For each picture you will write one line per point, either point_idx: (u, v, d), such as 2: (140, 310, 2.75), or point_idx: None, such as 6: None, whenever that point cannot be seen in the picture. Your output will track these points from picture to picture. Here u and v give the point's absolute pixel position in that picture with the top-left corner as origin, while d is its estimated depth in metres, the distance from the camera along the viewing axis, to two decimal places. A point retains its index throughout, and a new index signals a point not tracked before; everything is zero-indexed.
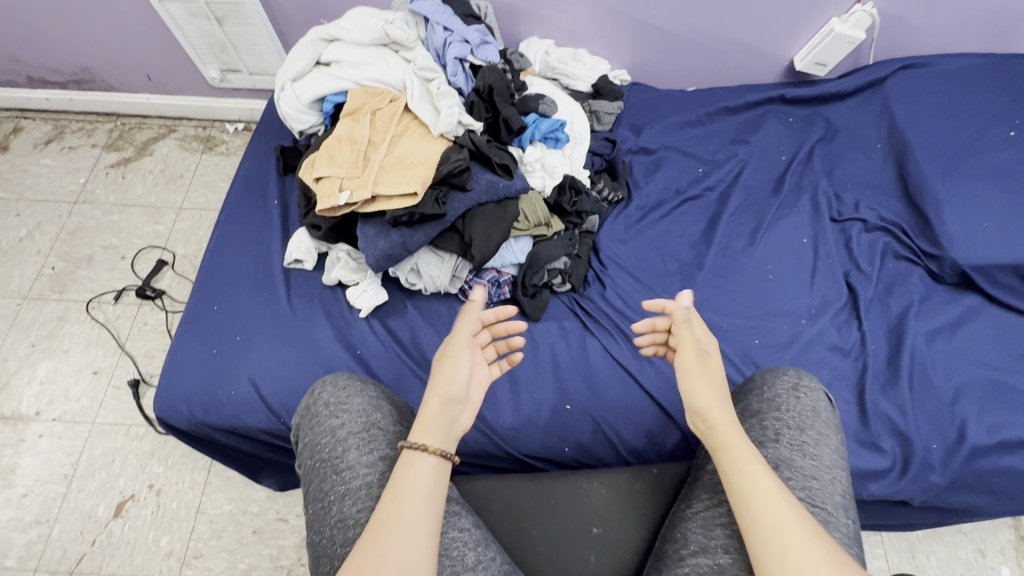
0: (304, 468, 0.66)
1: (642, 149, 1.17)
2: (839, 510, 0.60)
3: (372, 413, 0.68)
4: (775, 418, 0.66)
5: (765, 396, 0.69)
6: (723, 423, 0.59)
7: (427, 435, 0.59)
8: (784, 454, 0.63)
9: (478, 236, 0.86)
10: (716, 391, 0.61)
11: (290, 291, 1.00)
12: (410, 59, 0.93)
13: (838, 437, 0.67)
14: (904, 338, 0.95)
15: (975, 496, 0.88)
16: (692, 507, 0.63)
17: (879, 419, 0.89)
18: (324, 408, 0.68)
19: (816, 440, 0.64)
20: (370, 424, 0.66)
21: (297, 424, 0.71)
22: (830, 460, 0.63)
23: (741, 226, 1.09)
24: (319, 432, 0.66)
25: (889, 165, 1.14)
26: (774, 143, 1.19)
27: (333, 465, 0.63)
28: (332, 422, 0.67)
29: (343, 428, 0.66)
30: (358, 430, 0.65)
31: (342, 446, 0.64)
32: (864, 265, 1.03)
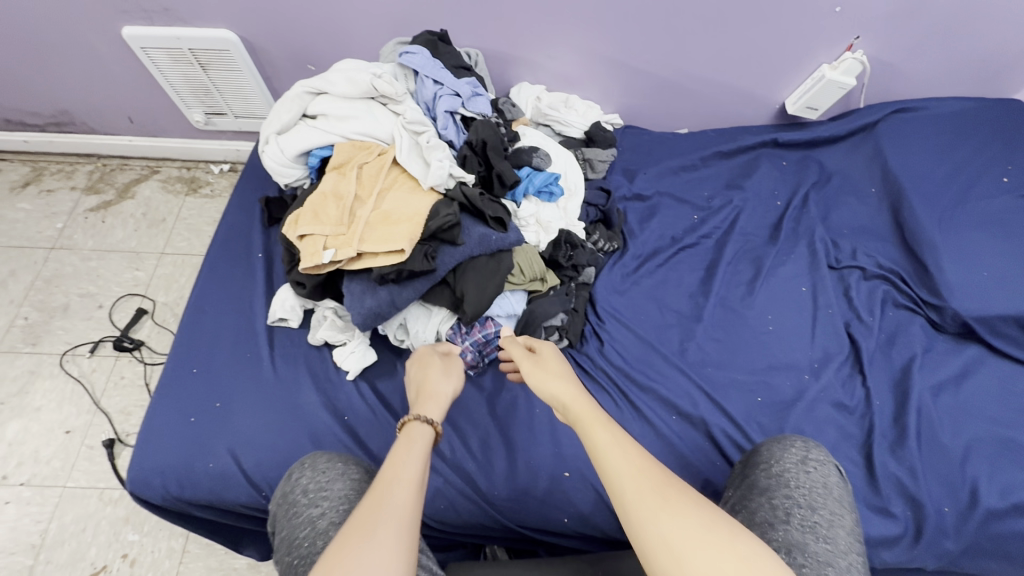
0: (281, 568, 0.59)
1: (637, 195, 1.16)
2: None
3: (354, 499, 0.63)
4: (784, 496, 0.66)
5: (774, 470, 0.70)
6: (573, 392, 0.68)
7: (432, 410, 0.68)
8: (797, 537, 0.61)
9: (470, 290, 0.83)
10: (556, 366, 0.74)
11: (274, 352, 0.95)
12: (398, 112, 0.90)
13: (851, 518, 0.66)
14: (910, 393, 0.92)
15: (990, 561, 0.85)
16: None
17: (888, 481, 0.86)
18: (302, 496, 0.64)
19: (829, 522, 0.63)
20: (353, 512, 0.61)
21: (273, 515, 0.66)
22: (845, 544, 0.62)
23: (739, 274, 1.07)
24: (297, 525, 0.61)
25: (884, 210, 1.14)
26: (769, 187, 1.18)
27: (313, 563, 0.57)
28: (311, 513, 0.61)
29: (323, 518, 0.60)
30: (340, 520, 0.60)
31: (322, 540, 0.58)
32: (865, 315, 1.02)
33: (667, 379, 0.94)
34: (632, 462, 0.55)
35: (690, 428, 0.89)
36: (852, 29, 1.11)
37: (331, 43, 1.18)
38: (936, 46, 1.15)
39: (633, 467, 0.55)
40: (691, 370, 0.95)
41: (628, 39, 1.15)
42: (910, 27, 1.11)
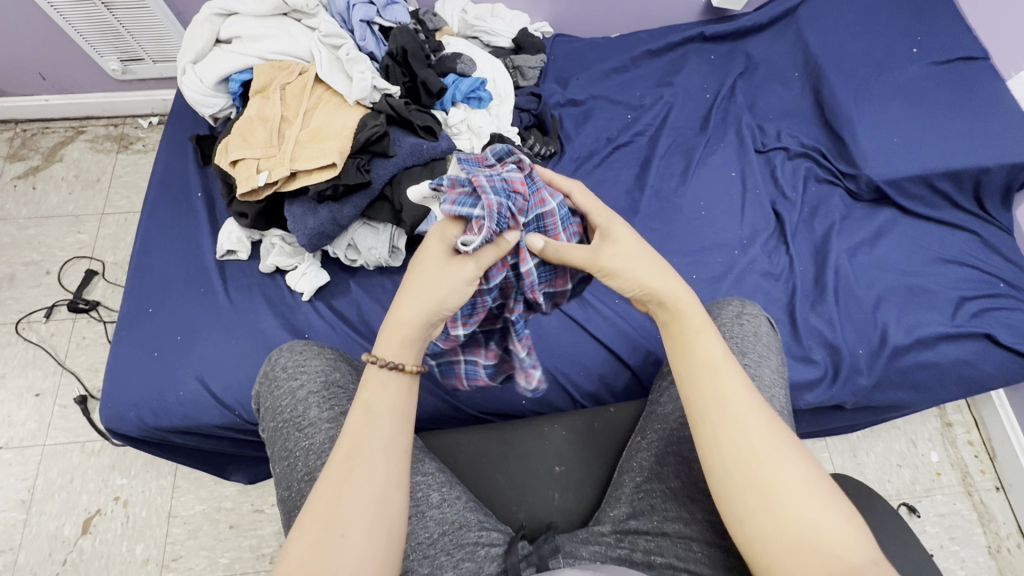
0: (268, 431, 0.66)
1: (570, 100, 1.18)
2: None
3: (330, 373, 0.68)
4: None
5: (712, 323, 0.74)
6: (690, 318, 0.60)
7: (400, 352, 0.57)
8: None
9: (408, 202, 0.84)
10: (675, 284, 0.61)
11: (227, 284, 0.97)
12: (313, 26, 0.90)
13: (778, 358, 0.73)
14: (828, 257, 1.01)
15: (901, 392, 0.96)
16: (647, 438, 0.65)
17: (809, 333, 0.95)
18: (282, 372, 0.68)
19: (756, 363, 0.70)
20: (329, 383, 0.67)
21: (257, 391, 0.70)
22: (770, 379, 0.69)
23: (672, 166, 1.12)
24: (279, 395, 0.67)
25: (806, 93, 1.19)
26: (698, 82, 1.21)
27: (295, 423, 0.64)
28: (291, 384, 0.67)
29: (303, 389, 0.66)
30: (318, 389, 0.66)
31: (302, 405, 0.65)
32: (788, 191, 1.08)
33: None
34: (740, 399, 0.54)
35: (632, 310, 0.96)
36: None
37: None
38: None
39: (743, 405, 0.54)
40: None
41: None
42: None
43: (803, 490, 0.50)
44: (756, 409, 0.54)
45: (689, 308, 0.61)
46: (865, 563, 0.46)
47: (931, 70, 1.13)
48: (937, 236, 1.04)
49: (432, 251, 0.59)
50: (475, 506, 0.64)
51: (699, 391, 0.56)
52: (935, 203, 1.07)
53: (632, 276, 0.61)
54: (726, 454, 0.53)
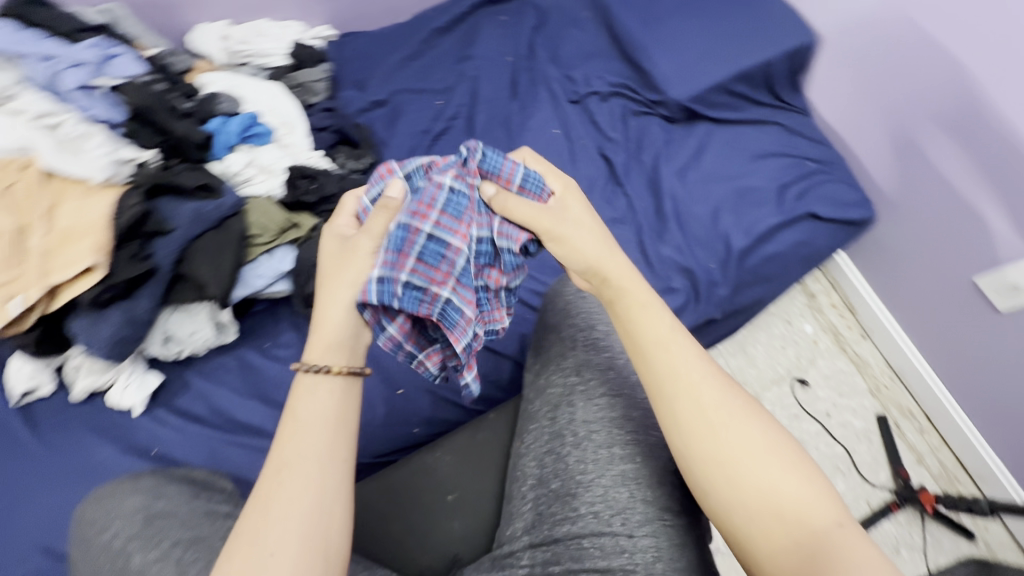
0: None
1: (373, 102, 1.10)
2: (637, 389, 0.65)
3: (150, 504, 0.62)
4: (568, 325, 0.70)
5: (560, 303, 0.73)
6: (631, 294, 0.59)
7: (328, 355, 0.53)
8: (582, 357, 0.67)
9: (207, 274, 0.74)
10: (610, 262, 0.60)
11: (36, 427, 0.82)
12: (17, 109, 0.74)
13: None
14: (661, 186, 1.04)
15: (757, 288, 1.03)
16: (525, 442, 0.66)
17: (664, 264, 0.98)
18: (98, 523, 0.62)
19: (606, 332, 0.69)
20: (149, 516, 0.60)
21: (72, 562, 0.62)
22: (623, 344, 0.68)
23: (496, 141, 1.08)
24: (95, 553, 0.59)
25: (600, 32, 1.19)
26: (496, 47, 1.18)
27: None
28: (107, 535, 0.60)
29: (118, 534, 0.59)
30: (134, 530, 0.59)
31: (121, 556, 0.57)
32: (611, 133, 1.09)
33: None
34: (697, 375, 0.54)
35: None
36: None
37: None
38: None
39: (697, 380, 0.54)
40: None
41: None
42: None
43: (766, 459, 0.50)
44: (713, 384, 0.54)
45: (631, 282, 0.59)
46: (828, 527, 0.46)
47: None
48: (750, 135, 1.10)
49: (331, 249, 0.57)
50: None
51: (653, 369, 0.55)
52: (739, 105, 1.13)
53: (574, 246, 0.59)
54: (695, 433, 0.51)
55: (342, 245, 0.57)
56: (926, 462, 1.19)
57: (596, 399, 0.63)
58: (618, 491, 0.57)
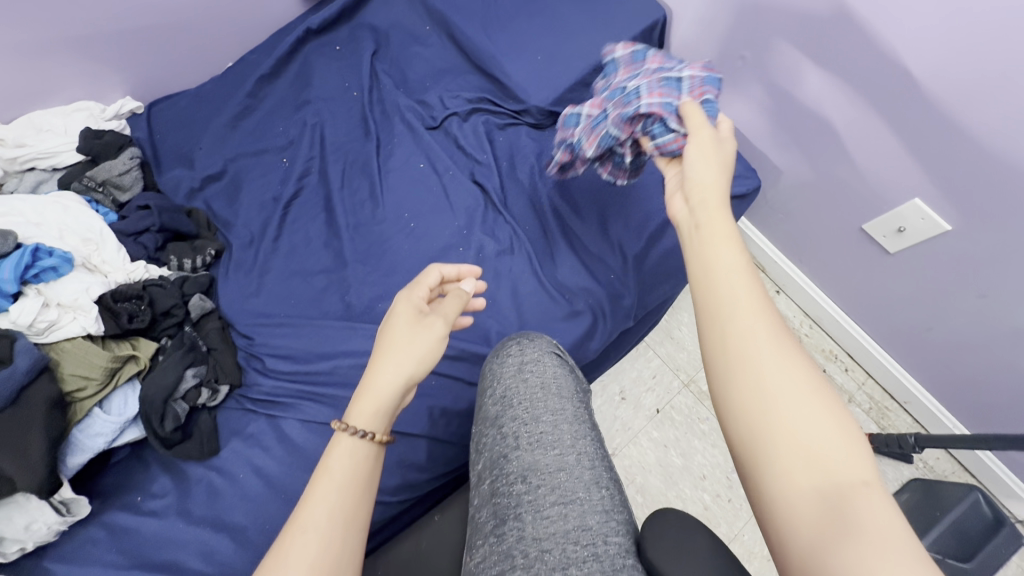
0: None
1: (207, 177, 0.96)
2: (591, 488, 0.58)
3: None
4: (510, 419, 0.63)
5: (498, 392, 0.67)
6: (709, 212, 0.55)
7: (372, 421, 0.55)
8: (528, 459, 0.60)
9: (12, 464, 0.60)
10: (705, 193, 0.58)
11: None
12: None
13: (575, 397, 0.67)
14: (543, 202, 0.97)
15: (663, 285, 0.99)
16: (473, 560, 0.58)
17: (563, 288, 0.93)
18: None
19: (553, 424, 0.62)
20: None
21: None
22: (571, 436, 0.62)
23: (358, 191, 0.98)
24: None
25: (446, 43, 1.09)
26: (336, 83, 1.05)
27: None
28: None
29: None
30: None
31: None
32: (480, 155, 1.01)
33: (349, 343, 0.85)
34: (746, 304, 0.47)
35: None
36: None
37: None
38: None
39: (748, 297, 0.48)
40: (366, 317, 0.88)
41: None
42: None
43: (798, 392, 0.42)
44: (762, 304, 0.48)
45: (718, 204, 0.56)
46: (856, 486, 0.38)
47: None
48: None
49: (401, 316, 0.61)
50: None
51: (704, 293, 0.50)
52: None
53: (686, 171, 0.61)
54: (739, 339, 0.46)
55: (416, 318, 0.60)
56: (858, 402, 1.22)
57: (545, 509, 0.56)
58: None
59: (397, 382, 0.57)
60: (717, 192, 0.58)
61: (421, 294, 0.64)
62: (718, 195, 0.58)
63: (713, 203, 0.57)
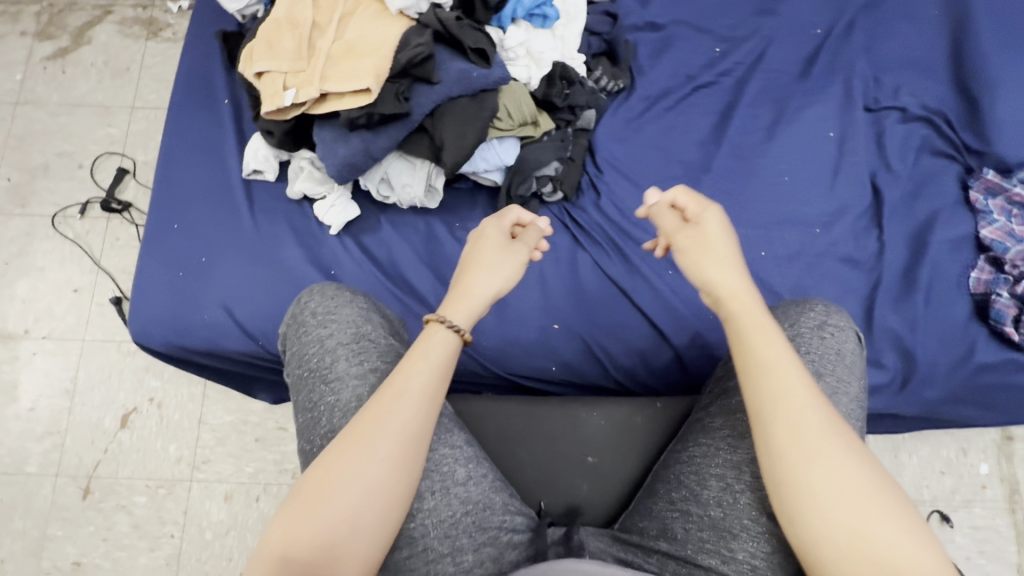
0: (292, 378, 0.64)
1: (649, 23, 0.99)
2: None
3: (362, 324, 0.64)
4: (794, 358, 0.62)
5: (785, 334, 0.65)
6: (753, 320, 0.55)
7: (461, 317, 0.60)
8: None
9: (450, 139, 0.73)
10: (748, 297, 0.57)
11: (253, 207, 0.90)
12: None
13: (858, 381, 0.63)
14: (926, 248, 0.86)
15: (971, 408, 0.85)
16: (689, 450, 0.62)
17: (883, 334, 0.84)
18: (312, 317, 0.65)
19: (832, 389, 0.61)
20: (360, 335, 0.63)
21: (282, 333, 0.67)
22: (845, 410, 0.60)
23: (759, 118, 0.94)
24: (307, 342, 0.63)
25: (943, 38, 0.96)
26: (810, 11, 0.99)
27: (321, 376, 0.61)
28: (321, 332, 0.63)
29: (332, 338, 0.63)
30: (348, 341, 0.62)
31: (331, 356, 0.62)
32: (896, 164, 0.91)
33: None
34: (832, 448, 0.48)
35: (684, 284, 0.86)
36: None
37: None
38: None
39: (804, 404, 0.50)
40: None
41: None
42: None
43: (858, 498, 0.46)
44: (821, 412, 0.50)
45: (757, 322, 0.55)
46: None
47: None
48: None
49: (489, 238, 0.67)
50: (502, 486, 0.63)
51: (780, 430, 0.49)
52: None
53: (694, 266, 0.60)
54: (790, 459, 0.48)
55: (504, 244, 0.66)
56: None
57: None
58: (783, 559, 0.54)
59: (488, 294, 0.63)
60: (756, 305, 0.57)
61: (506, 226, 0.68)
62: (762, 312, 0.56)
63: (753, 314, 0.56)
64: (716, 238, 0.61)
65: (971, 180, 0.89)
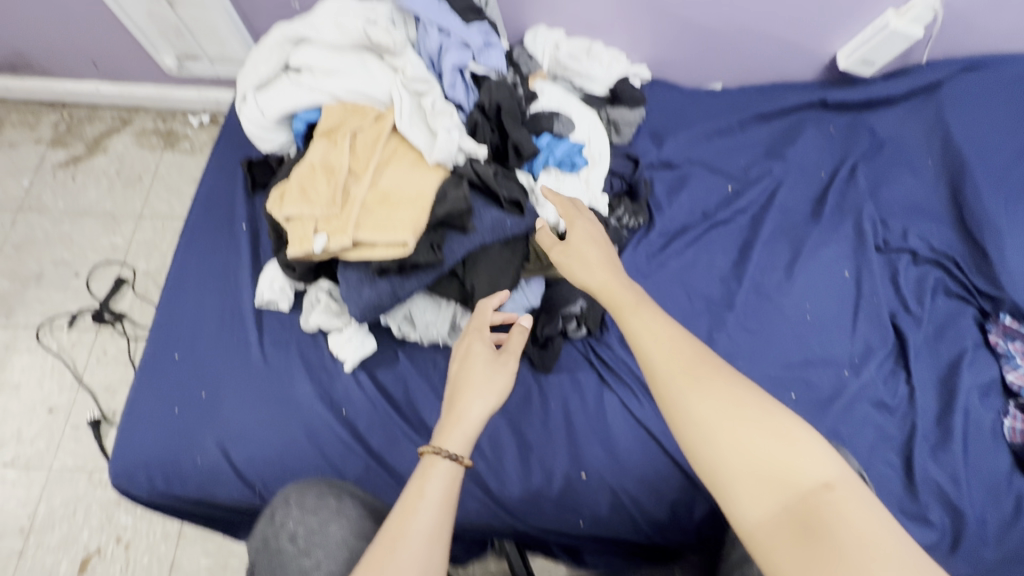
0: None
1: (665, 164, 1.04)
2: None
3: (351, 541, 0.58)
4: None
5: None
6: (618, 295, 0.60)
7: (460, 445, 0.56)
8: None
9: (482, 287, 0.72)
10: (606, 274, 0.62)
11: (263, 338, 0.86)
12: (397, 67, 0.76)
13: None
14: (957, 392, 0.85)
15: None
16: None
17: (926, 486, 0.79)
18: (290, 543, 0.58)
19: None
20: (351, 557, 0.57)
21: (257, 560, 0.60)
22: None
23: (776, 255, 0.96)
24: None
25: (939, 186, 1.02)
26: (813, 157, 1.06)
27: None
28: (303, 563, 0.57)
29: (319, 570, 0.56)
30: (337, 570, 0.56)
31: None
32: (913, 304, 0.92)
33: None
34: (704, 385, 0.50)
35: None
36: None
37: None
38: None
39: (673, 354, 0.53)
40: None
41: None
42: None
43: (737, 424, 0.47)
44: (688, 355, 0.52)
45: (620, 299, 0.59)
46: (816, 491, 0.44)
47: None
48: None
49: (477, 355, 0.63)
50: None
51: (668, 394, 0.51)
52: None
53: (573, 273, 0.65)
54: (671, 408, 0.50)
55: (494, 358, 0.63)
56: None
57: None
58: None
59: (481, 418, 0.58)
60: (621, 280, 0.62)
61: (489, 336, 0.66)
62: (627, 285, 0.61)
63: (615, 284, 0.61)
64: (584, 241, 0.67)
65: (987, 325, 0.91)
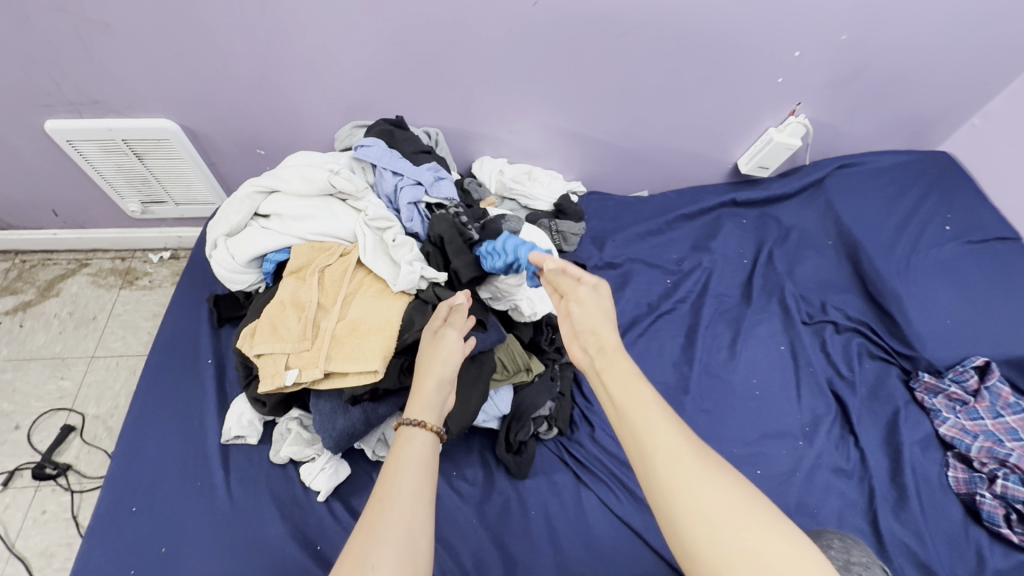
0: None
1: (608, 264, 1.15)
2: None
3: None
4: None
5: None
6: (623, 366, 0.57)
7: (424, 412, 0.63)
8: None
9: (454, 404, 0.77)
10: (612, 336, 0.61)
11: (230, 476, 0.83)
12: (360, 208, 0.86)
13: None
14: (902, 450, 0.91)
15: None
16: None
17: (898, 549, 0.82)
18: None
19: None
20: None
21: None
22: None
23: (718, 337, 1.05)
24: None
25: (843, 262, 1.17)
26: (734, 247, 1.20)
27: None
28: None
29: None
30: None
31: None
32: (845, 371, 1.02)
33: None
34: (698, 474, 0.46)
35: None
36: (795, 97, 1.16)
37: (284, 132, 1.13)
38: (869, 110, 1.22)
39: (671, 438, 0.49)
40: None
41: (580, 113, 1.15)
42: (845, 94, 1.17)
43: (740, 526, 0.43)
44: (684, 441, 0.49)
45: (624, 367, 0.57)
46: None
47: (966, 250, 1.13)
48: None
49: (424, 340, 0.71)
50: None
51: (662, 470, 0.47)
52: None
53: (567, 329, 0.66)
54: (667, 496, 0.46)
55: (434, 334, 0.71)
56: None
57: None
58: None
59: (439, 386, 0.66)
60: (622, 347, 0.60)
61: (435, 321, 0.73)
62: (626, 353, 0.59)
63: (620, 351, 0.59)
64: (588, 305, 0.64)
65: (912, 383, 1.01)
